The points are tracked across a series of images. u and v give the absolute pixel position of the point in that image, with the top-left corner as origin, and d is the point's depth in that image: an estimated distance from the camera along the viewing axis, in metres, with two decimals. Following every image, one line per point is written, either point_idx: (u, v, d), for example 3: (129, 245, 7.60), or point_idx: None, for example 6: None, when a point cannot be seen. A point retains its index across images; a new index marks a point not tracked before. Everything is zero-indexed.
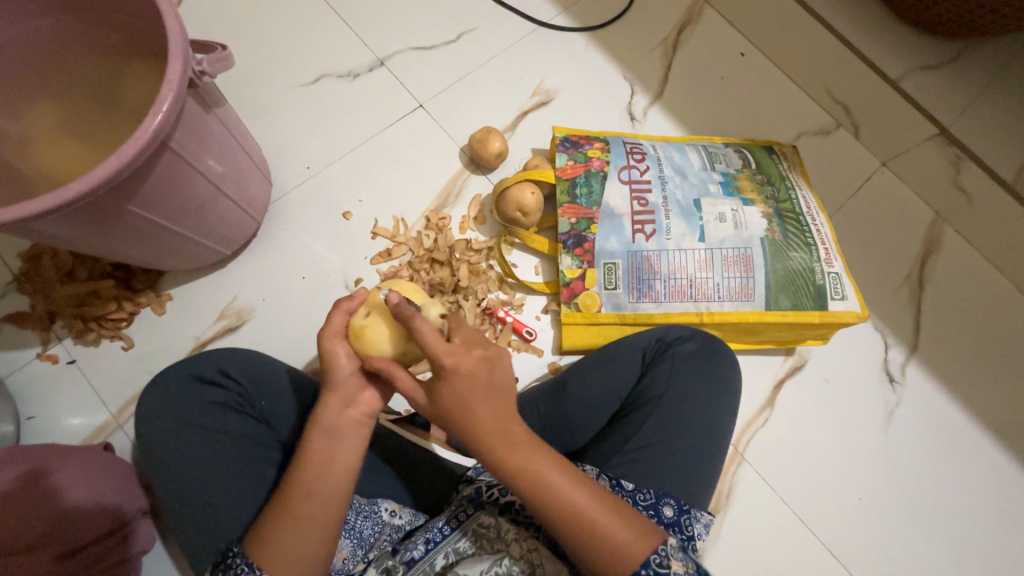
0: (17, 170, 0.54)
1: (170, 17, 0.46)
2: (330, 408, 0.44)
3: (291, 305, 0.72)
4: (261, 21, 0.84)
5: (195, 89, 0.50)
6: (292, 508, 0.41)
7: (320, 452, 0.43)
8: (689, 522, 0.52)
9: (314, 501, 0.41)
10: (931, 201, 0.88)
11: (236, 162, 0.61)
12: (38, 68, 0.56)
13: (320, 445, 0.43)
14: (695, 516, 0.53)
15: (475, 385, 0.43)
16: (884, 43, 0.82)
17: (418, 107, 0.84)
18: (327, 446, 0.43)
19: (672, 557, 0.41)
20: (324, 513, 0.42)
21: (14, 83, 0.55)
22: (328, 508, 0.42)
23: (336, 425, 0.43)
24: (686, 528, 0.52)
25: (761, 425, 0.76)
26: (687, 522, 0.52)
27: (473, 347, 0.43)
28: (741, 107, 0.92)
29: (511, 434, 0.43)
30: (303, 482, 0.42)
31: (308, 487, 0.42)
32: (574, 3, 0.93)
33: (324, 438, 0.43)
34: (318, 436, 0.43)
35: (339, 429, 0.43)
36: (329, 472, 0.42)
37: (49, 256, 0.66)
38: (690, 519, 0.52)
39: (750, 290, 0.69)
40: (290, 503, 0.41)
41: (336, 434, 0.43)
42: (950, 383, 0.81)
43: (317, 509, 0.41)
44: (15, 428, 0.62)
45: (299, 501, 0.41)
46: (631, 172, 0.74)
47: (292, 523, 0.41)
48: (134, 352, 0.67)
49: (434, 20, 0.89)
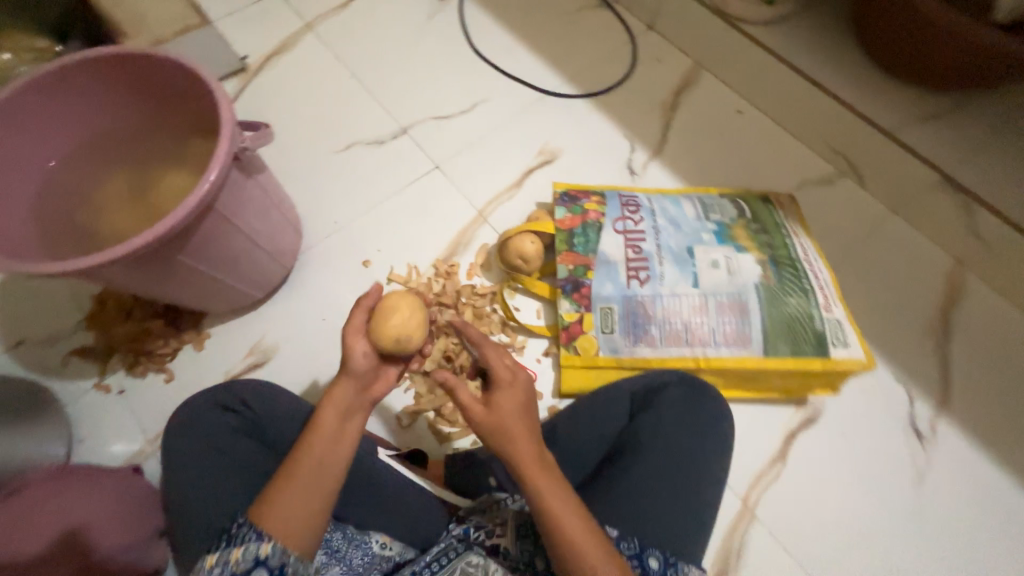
0: (83, 229, 0.62)
1: (225, 106, 0.57)
2: (323, 437, 0.47)
3: (310, 344, 0.79)
4: (306, 101, 0.99)
5: (239, 161, 0.61)
6: (298, 471, 0.45)
7: (331, 425, 0.48)
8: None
9: (324, 470, 0.45)
10: (948, 249, 0.86)
11: (270, 221, 0.71)
12: (111, 146, 0.66)
13: (332, 417, 0.48)
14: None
15: (520, 439, 0.46)
16: (872, 102, 0.86)
17: (434, 168, 0.94)
18: (339, 422, 0.48)
19: None
20: (326, 481, 0.45)
21: (91, 157, 0.66)
22: (328, 481, 0.45)
23: (339, 429, 0.48)
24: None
25: (772, 479, 0.73)
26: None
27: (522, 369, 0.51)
28: (739, 158, 0.95)
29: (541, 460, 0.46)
30: (312, 450, 0.46)
31: (319, 455, 0.45)
32: (578, 73, 1.04)
33: (339, 414, 0.49)
34: (334, 410, 0.49)
35: (353, 408, 0.51)
36: (338, 446, 0.47)
37: (114, 298, 0.79)
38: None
39: (747, 336, 0.69)
40: (299, 467, 0.45)
41: (350, 413, 0.50)
42: (988, 443, 0.74)
43: (322, 476, 0.45)
44: (66, 452, 0.70)
45: (308, 471, 0.44)
46: (626, 223, 0.78)
47: (296, 486, 0.44)
48: (173, 384, 0.77)
49: (452, 93, 1.01)
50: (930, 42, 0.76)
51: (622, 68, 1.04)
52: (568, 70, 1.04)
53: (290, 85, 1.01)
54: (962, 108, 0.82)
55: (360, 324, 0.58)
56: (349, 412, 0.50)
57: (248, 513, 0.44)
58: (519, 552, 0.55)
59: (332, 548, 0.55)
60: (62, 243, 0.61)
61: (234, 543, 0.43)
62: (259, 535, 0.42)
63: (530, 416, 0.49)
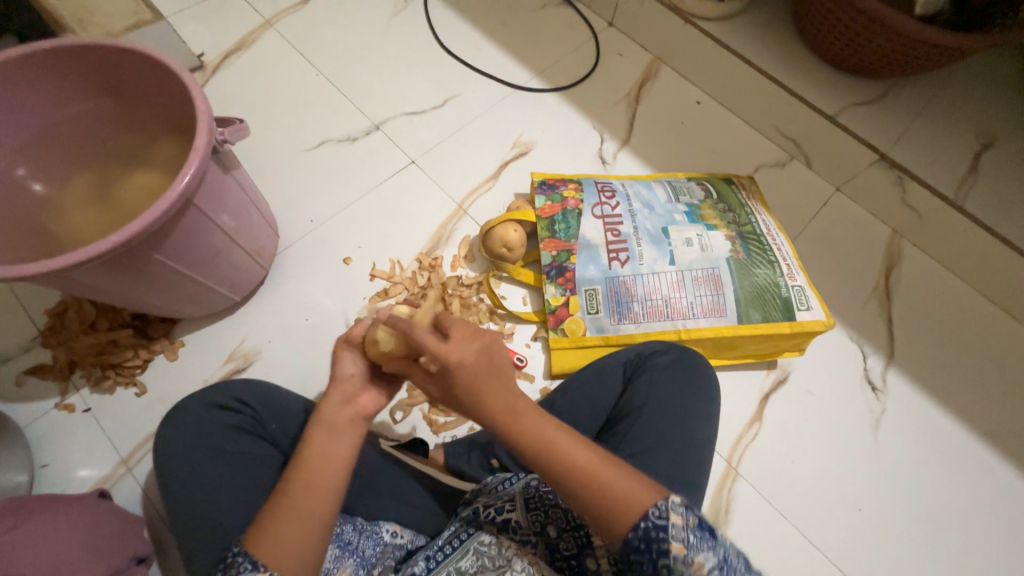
0: (47, 230, 0.60)
1: (200, 98, 0.56)
2: (330, 404, 0.48)
3: (295, 344, 0.78)
4: (273, 100, 0.97)
5: (216, 154, 0.60)
6: (291, 497, 0.43)
7: (321, 448, 0.45)
8: (657, 538, 0.39)
9: (316, 492, 0.43)
10: (887, 220, 0.95)
11: (248, 217, 0.69)
12: (70, 145, 0.64)
13: (321, 439, 0.46)
14: (666, 507, 0.40)
15: (500, 396, 0.46)
16: (816, 88, 0.94)
17: (410, 163, 0.94)
18: (327, 442, 0.46)
19: (672, 510, 0.40)
20: (322, 506, 0.43)
21: (48, 156, 0.63)
22: (322, 504, 0.43)
23: (334, 417, 0.47)
24: (658, 553, 0.39)
25: (752, 439, 0.78)
26: (656, 538, 0.39)
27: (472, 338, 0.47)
28: (700, 145, 1.02)
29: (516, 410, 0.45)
30: (301, 473, 0.44)
31: (308, 478, 0.44)
32: (546, 68, 1.06)
33: (326, 433, 0.46)
34: (321, 431, 0.46)
35: (339, 426, 0.47)
36: (327, 468, 0.44)
37: (75, 310, 0.74)
38: (659, 532, 0.40)
39: (722, 306, 0.74)
40: (290, 495, 0.43)
41: (336, 430, 0.47)
42: (932, 389, 0.83)
43: (316, 499, 0.43)
44: (28, 479, 0.65)
45: (299, 492, 0.43)
46: (603, 208, 0.81)
47: (292, 511, 0.42)
48: (146, 397, 0.73)
49: (423, 89, 1.01)
50: (861, 32, 0.84)
51: (588, 62, 1.08)
52: (537, 65, 1.07)
53: (254, 84, 0.98)
54: (890, 94, 0.92)
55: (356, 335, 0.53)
56: (353, 396, 0.49)
57: (242, 542, 0.41)
58: (531, 522, 0.55)
59: (344, 541, 0.54)
60: (24, 247, 0.58)
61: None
62: (253, 566, 0.39)
63: (501, 377, 0.46)
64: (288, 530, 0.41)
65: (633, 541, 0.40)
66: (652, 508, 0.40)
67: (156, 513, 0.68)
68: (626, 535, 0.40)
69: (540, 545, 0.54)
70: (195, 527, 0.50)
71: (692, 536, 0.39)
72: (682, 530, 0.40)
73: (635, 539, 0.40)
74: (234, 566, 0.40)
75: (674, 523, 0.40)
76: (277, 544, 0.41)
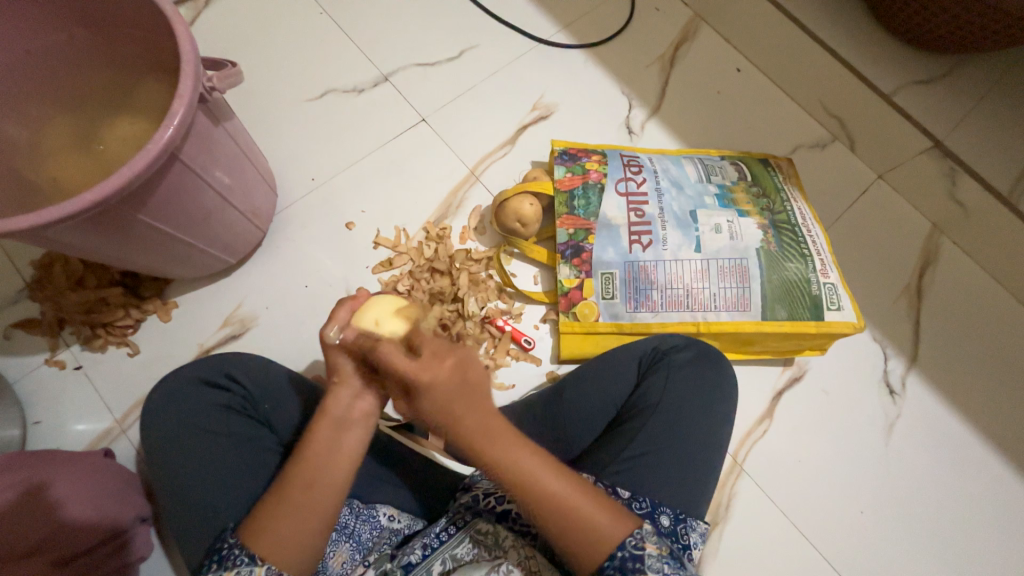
0: (22, 179, 0.55)
1: (184, 36, 0.49)
2: (339, 399, 0.45)
3: (293, 312, 0.74)
4: (271, 41, 0.88)
5: (204, 103, 0.53)
6: (290, 494, 0.41)
7: (321, 444, 0.43)
8: (632, 569, 0.40)
9: (316, 491, 0.41)
10: (928, 214, 0.88)
11: (243, 175, 0.64)
12: (41, 83, 0.58)
13: (319, 435, 0.43)
14: (642, 536, 0.42)
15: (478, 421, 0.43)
16: (874, 60, 0.83)
17: (420, 121, 0.86)
18: (327, 437, 0.43)
19: (647, 539, 0.42)
20: (321, 505, 0.41)
21: (20, 96, 0.57)
22: (319, 501, 0.42)
23: (345, 414, 0.44)
24: None
25: (760, 436, 0.76)
26: (632, 569, 0.40)
27: (454, 345, 0.44)
28: (735, 120, 0.93)
29: (492, 429, 0.43)
30: (302, 468, 0.42)
31: (304, 473, 0.42)
32: (573, 20, 0.96)
33: (322, 429, 0.43)
34: (325, 426, 0.44)
35: (348, 420, 0.44)
36: (327, 462, 0.42)
37: (61, 264, 0.70)
38: (636, 563, 0.41)
39: (746, 301, 0.70)
40: (287, 491, 0.41)
41: (335, 425, 0.43)
42: (950, 397, 0.80)
43: (315, 495, 0.41)
44: (21, 433, 0.64)
45: (299, 491, 0.41)
46: (628, 184, 0.75)
47: (290, 511, 0.41)
48: (139, 359, 0.70)
49: (436, 36, 0.91)
50: None
51: (621, 16, 0.97)
52: (563, 16, 0.96)
53: (250, 21, 0.89)
54: (958, 71, 0.81)
55: (343, 319, 0.48)
56: (363, 391, 0.45)
57: (238, 534, 0.42)
58: None
59: (340, 525, 0.53)
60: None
61: (223, 567, 0.40)
62: (250, 559, 0.40)
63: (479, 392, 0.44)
64: (292, 525, 0.41)
65: (607, 570, 0.41)
66: (629, 537, 0.42)
67: (150, 477, 0.67)
68: (602, 563, 0.41)
69: (541, 539, 0.52)
70: (191, 500, 0.50)
71: (667, 566, 0.41)
72: (658, 559, 0.41)
73: (610, 568, 0.41)
74: (230, 560, 0.40)
75: (650, 553, 0.41)
76: (275, 535, 0.40)
